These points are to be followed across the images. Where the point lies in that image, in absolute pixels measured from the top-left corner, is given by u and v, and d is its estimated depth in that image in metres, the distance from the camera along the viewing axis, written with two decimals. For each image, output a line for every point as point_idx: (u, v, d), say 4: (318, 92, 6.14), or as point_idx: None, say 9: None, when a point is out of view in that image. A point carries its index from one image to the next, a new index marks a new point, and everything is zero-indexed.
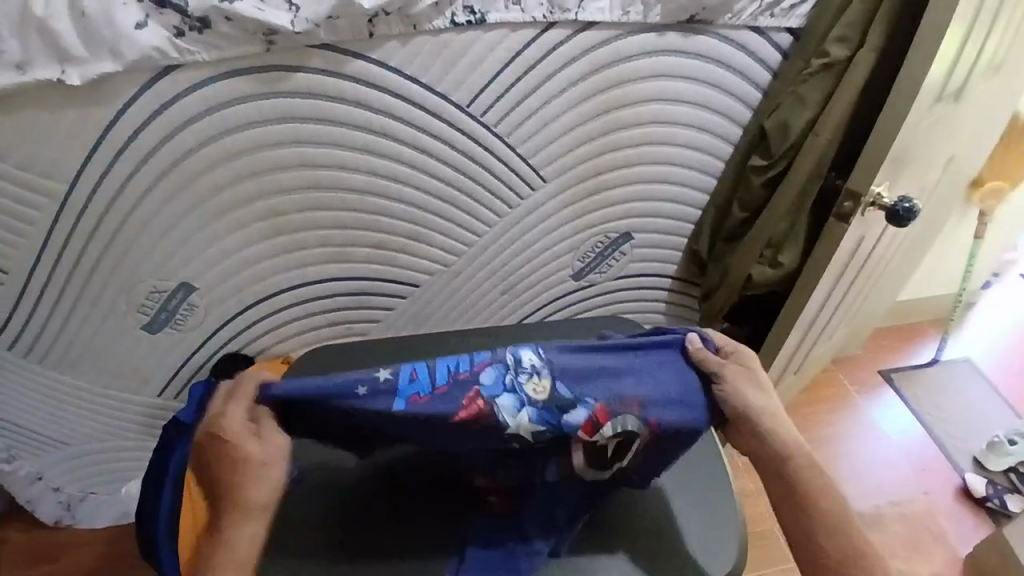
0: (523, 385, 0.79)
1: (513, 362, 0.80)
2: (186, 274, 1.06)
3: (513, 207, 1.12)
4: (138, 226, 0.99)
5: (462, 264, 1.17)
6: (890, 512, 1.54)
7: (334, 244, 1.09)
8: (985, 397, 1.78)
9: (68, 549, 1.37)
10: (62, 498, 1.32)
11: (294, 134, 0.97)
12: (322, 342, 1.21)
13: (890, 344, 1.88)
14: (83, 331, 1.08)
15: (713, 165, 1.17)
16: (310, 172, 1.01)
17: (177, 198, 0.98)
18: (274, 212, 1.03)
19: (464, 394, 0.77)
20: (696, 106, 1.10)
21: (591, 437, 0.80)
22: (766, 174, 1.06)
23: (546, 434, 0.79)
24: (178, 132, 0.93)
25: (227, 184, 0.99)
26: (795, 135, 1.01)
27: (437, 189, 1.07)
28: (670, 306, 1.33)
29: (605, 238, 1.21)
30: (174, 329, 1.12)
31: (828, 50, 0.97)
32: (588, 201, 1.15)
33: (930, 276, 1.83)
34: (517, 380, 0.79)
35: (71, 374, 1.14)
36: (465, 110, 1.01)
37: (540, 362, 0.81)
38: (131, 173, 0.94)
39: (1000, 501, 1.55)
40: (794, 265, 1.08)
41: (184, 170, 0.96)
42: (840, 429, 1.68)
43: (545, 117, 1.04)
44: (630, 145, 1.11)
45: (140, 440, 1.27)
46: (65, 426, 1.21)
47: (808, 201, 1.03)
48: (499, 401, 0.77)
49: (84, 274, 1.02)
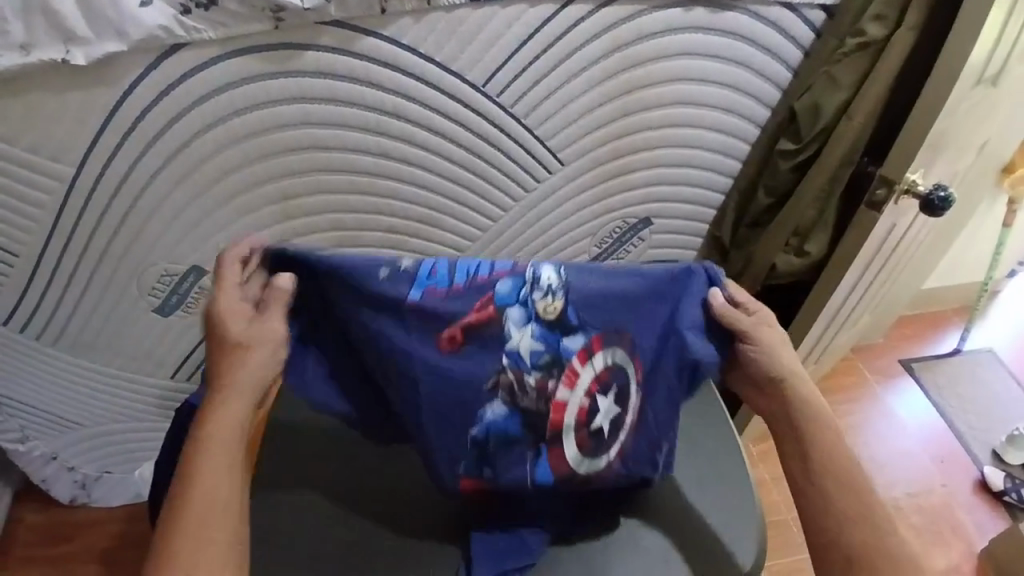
0: (535, 300, 0.74)
1: (531, 276, 0.75)
2: (196, 258, 1.04)
3: (529, 191, 1.09)
4: (147, 210, 0.97)
5: (476, 249, 1.14)
6: (907, 504, 1.52)
7: (345, 227, 1.06)
8: (1008, 388, 1.74)
9: (85, 529, 1.39)
10: (78, 477, 1.34)
11: (305, 114, 0.94)
12: None
13: (911, 333, 1.83)
14: (94, 315, 1.07)
15: (739, 148, 1.12)
16: (320, 154, 0.98)
17: (186, 180, 0.96)
18: (284, 195, 1.01)
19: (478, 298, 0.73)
20: (722, 86, 1.06)
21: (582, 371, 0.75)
22: (794, 158, 1.02)
23: (543, 360, 0.75)
24: (186, 113, 0.90)
25: (237, 166, 0.96)
26: (826, 118, 0.97)
27: (451, 172, 1.04)
28: None
29: (624, 223, 1.18)
30: (185, 313, 1.10)
31: (863, 28, 0.92)
32: (607, 185, 1.12)
33: (955, 263, 1.78)
34: (530, 295, 0.74)
35: (83, 357, 1.13)
36: (481, 90, 0.97)
37: (559, 282, 0.75)
38: (140, 155, 0.92)
39: (1018, 495, 1.52)
40: (821, 254, 1.05)
41: (193, 152, 0.93)
42: (857, 419, 1.65)
43: (563, 99, 1.00)
44: (652, 127, 1.07)
45: (152, 422, 1.27)
46: (79, 408, 1.21)
47: (838, 187, 0.99)
48: (509, 313, 0.74)
49: (94, 257, 1.01)
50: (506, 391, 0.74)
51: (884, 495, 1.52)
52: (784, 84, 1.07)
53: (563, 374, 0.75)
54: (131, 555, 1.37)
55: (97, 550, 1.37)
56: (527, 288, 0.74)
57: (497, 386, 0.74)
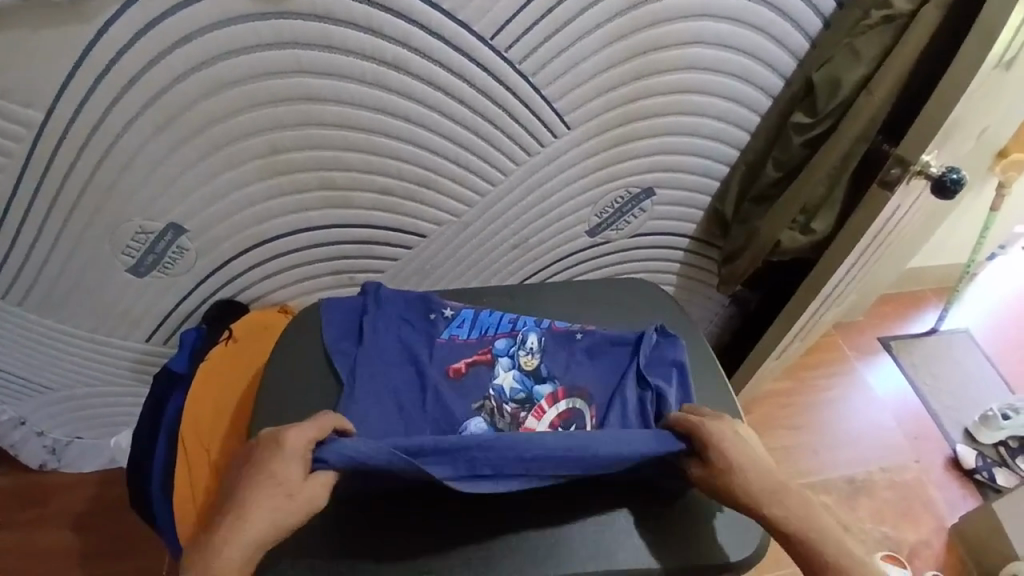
0: (518, 356, 0.91)
1: (519, 338, 0.91)
2: (175, 215, 0.97)
3: (532, 155, 1.04)
4: (122, 161, 0.89)
5: (473, 215, 1.09)
6: (881, 478, 1.56)
7: (337, 188, 1.00)
8: (980, 369, 1.79)
9: (55, 493, 1.34)
10: (47, 441, 1.30)
11: (297, 63, 0.87)
12: (321, 292, 1.14)
13: (891, 311, 1.87)
14: (63, 274, 1.00)
15: (749, 119, 1.09)
16: (312, 107, 0.91)
17: (166, 130, 0.88)
18: (272, 150, 0.94)
19: (479, 347, 0.91)
20: (739, 53, 1.01)
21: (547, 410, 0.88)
22: (808, 133, 0.98)
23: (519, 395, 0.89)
24: (166, 57, 0.82)
25: (221, 117, 0.89)
26: (846, 92, 0.93)
27: (451, 133, 0.99)
28: (687, 267, 1.28)
29: (626, 193, 1.14)
30: (161, 273, 1.04)
31: (891, 1, 0.88)
32: (612, 154, 1.08)
33: (939, 244, 1.80)
34: (516, 352, 0.91)
35: (52, 317, 1.07)
36: (488, 43, 0.91)
37: (540, 346, 0.91)
38: (115, 100, 0.84)
39: (989, 474, 1.57)
40: (826, 232, 1.03)
41: (173, 100, 0.86)
42: (835, 394, 1.69)
43: (574, 58, 0.95)
44: (663, 93, 1.03)
45: (126, 386, 1.21)
46: (49, 370, 1.15)
47: (852, 163, 0.96)
48: (499, 361, 0.90)
49: (64, 212, 0.93)
50: (489, 413, 0.87)
51: (861, 469, 1.57)
52: (801, 54, 1.03)
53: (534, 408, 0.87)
54: (105, 520, 1.33)
55: (69, 516, 1.32)
56: (518, 346, 0.91)
57: (481, 409, 0.87)
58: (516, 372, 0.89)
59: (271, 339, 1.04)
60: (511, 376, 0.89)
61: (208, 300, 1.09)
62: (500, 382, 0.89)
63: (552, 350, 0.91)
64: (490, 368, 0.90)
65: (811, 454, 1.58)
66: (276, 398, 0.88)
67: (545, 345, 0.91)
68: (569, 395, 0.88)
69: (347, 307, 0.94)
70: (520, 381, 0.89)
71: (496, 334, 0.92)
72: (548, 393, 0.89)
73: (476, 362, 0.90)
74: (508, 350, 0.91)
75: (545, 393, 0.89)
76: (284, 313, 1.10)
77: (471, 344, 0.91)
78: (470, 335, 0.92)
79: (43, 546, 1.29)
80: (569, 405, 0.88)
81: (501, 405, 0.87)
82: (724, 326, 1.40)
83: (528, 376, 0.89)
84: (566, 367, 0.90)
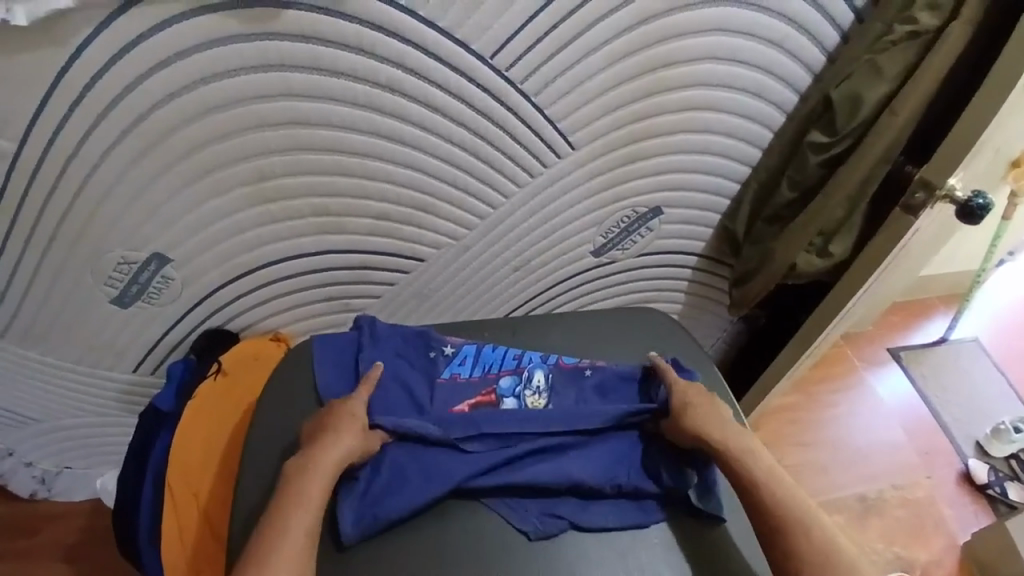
0: (524, 396, 0.87)
1: (525, 376, 0.88)
2: (159, 244, 0.92)
3: (535, 176, 0.99)
4: (101, 191, 0.84)
5: (473, 238, 1.04)
6: (892, 496, 1.52)
7: (330, 213, 0.95)
8: (991, 379, 1.75)
9: (45, 525, 1.29)
10: (36, 472, 1.25)
11: (285, 86, 0.81)
12: (315, 319, 1.09)
13: (900, 320, 1.83)
14: (42, 306, 0.95)
15: (762, 135, 1.04)
16: (302, 130, 0.86)
17: (147, 158, 0.83)
18: (260, 176, 0.89)
19: (482, 387, 0.87)
20: (752, 67, 0.96)
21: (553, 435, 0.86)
22: (826, 153, 0.93)
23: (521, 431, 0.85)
24: (145, 81, 0.76)
25: (206, 143, 0.84)
26: (867, 111, 0.88)
27: (450, 155, 0.94)
28: (694, 286, 1.23)
29: (633, 212, 1.09)
30: (147, 303, 0.99)
31: (915, 16, 0.83)
32: (619, 173, 1.03)
33: (950, 252, 1.76)
34: (522, 391, 0.88)
35: (33, 349, 1.01)
36: (489, 62, 0.86)
37: (546, 384, 0.88)
38: (91, 127, 0.78)
39: (1001, 489, 1.53)
40: (844, 256, 0.98)
41: (153, 126, 0.80)
42: (844, 408, 1.65)
43: (579, 76, 0.90)
44: (672, 110, 0.98)
45: (115, 416, 1.16)
46: (34, 402, 1.10)
47: (873, 186, 0.91)
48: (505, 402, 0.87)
49: (42, 243, 0.88)
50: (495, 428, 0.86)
51: (871, 487, 1.53)
52: (817, 68, 0.98)
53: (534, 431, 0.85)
54: (96, 552, 1.28)
55: (60, 548, 1.28)
56: (524, 385, 0.88)
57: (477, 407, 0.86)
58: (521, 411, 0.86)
59: (265, 369, 1.00)
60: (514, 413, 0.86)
61: (197, 329, 1.04)
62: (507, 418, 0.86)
63: (559, 388, 0.88)
64: (494, 408, 0.86)
65: (821, 470, 1.54)
66: (268, 442, 0.83)
67: (551, 383, 0.88)
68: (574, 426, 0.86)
69: (341, 345, 0.89)
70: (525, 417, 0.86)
71: (501, 371, 0.89)
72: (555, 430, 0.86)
73: (479, 403, 0.86)
74: (513, 389, 0.87)
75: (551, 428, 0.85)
76: (277, 342, 1.05)
77: (474, 385, 0.87)
78: (472, 373, 0.88)
79: None
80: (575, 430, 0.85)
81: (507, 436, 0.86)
82: (732, 344, 1.36)
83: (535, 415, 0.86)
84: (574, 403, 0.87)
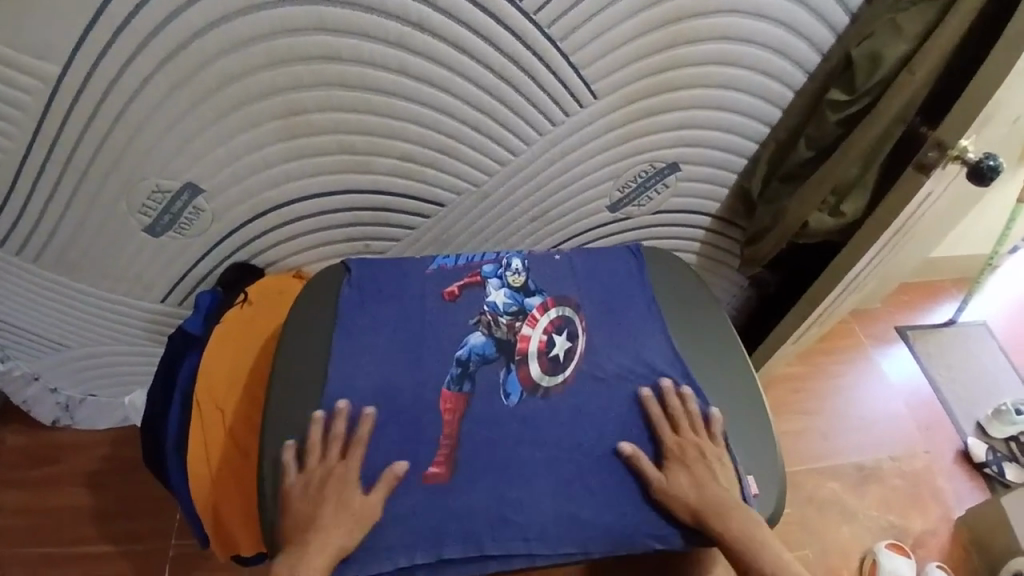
0: (506, 278, 0.93)
1: (502, 260, 0.94)
2: (192, 176, 0.95)
3: (556, 125, 1.02)
4: (139, 119, 0.88)
5: (493, 185, 1.07)
6: (890, 467, 1.55)
7: (354, 151, 0.98)
8: (995, 360, 1.77)
9: (68, 452, 1.35)
10: (61, 399, 1.30)
11: (318, 20, 0.84)
12: (337, 258, 1.13)
13: (910, 299, 1.85)
14: (78, 233, 0.99)
15: (782, 95, 1.06)
16: (331, 67, 0.88)
17: (182, 88, 0.86)
18: (290, 111, 0.92)
19: (455, 281, 0.92)
20: (775, 24, 0.98)
21: (541, 348, 0.87)
22: (842, 111, 0.95)
23: (521, 393, 0.85)
24: (184, 10, 0.79)
25: (239, 75, 0.87)
26: (886, 70, 0.90)
27: (475, 99, 0.96)
28: (706, 246, 1.25)
29: (652, 167, 1.11)
30: (177, 234, 1.02)
31: None
32: (639, 125, 1.05)
33: (964, 234, 1.76)
34: (504, 275, 0.93)
35: (67, 275, 1.06)
36: (517, 6, 0.87)
37: (524, 268, 0.94)
38: (132, 55, 0.82)
39: (998, 468, 1.55)
40: (856, 215, 1.00)
41: (191, 56, 0.83)
42: (847, 379, 1.68)
43: (602, 26, 0.92)
44: (695, 64, 0.99)
45: (141, 346, 1.21)
46: (64, 327, 1.15)
47: (888, 145, 0.93)
48: (491, 301, 0.90)
49: (80, 171, 0.92)
50: (485, 326, 0.88)
51: (870, 457, 1.56)
52: (840, 28, 1.00)
53: (519, 340, 0.88)
54: (117, 480, 1.33)
55: (82, 473, 1.33)
56: (504, 268, 0.93)
57: (478, 322, 0.88)
58: (506, 289, 0.91)
59: (286, 300, 1.03)
60: (501, 294, 0.91)
61: (224, 262, 1.08)
62: (493, 299, 0.90)
63: (538, 268, 0.94)
64: (481, 289, 0.91)
65: (820, 439, 1.57)
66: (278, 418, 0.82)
67: (528, 265, 0.94)
68: (558, 304, 0.91)
69: (356, 342, 0.86)
70: (511, 297, 0.91)
71: (483, 260, 0.94)
72: (538, 303, 0.91)
73: (468, 284, 0.91)
74: (496, 272, 0.93)
75: (535, 305, 0.91)
76: (297, 277, 1.09)
77: (462, 270, 0.93)
78: (457, 262, 0.94)
79: (54, 503, 1.29)
80: (559, 313, 0.90)
81: (495, 318, 0.89)
82: (741, 308, 1.39)
83: (517, 292, 0.92)
84: (553, 283, 0.93)
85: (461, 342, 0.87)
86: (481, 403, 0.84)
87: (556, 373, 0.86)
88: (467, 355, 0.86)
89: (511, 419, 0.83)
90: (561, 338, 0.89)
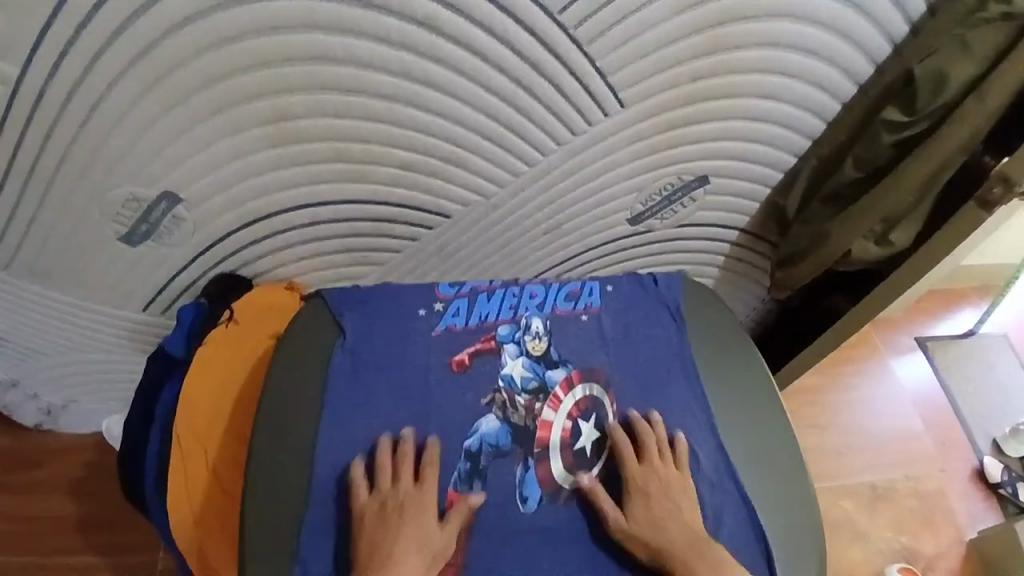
0: (525, 341, 0.85)
1: (523, 323, 0.86)
2: (170, 183, 0.85)
3: (577, 135, 0.91)
4: (110, 122, 0.77)
5: (503, 197, 0.97)
6: (904, 487, 1.50)
7: (351, 159, 0.88)
8: (1016, 373, 1.70)
9: (52, 457, 1.27)
10: (43, 404, 1.22)
11: (310, 14, 0.73)
12: (333, 269, 1.03)
13: (933, 307, 1.77)
14: (48, 241, 0.90)
15: (828, 107, 0.96)
16: (325, 67, 0.78)
17: (158, 89, 0.76)
18: (278, 115, 0.81)
19: (470, 344, 0.84)
20: (829, 27, 0.87)
21: (566, 439, 0.81)
22: (899, 133, 0.86)
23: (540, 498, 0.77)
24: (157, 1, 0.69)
25: (221, 75, 0.76)
26: (953, 90, 0.80)
27: (489, 106, 0.86)
28: (732, 259, 1.16)
29: (679, 179, 1.01)
30: (156, 244, 0.93)
31: None
32: (669, 137, 0.94)
33: (996, 242, 1.67)
34: (523, 338, 0.86)
35: (40, 284, 0.97)
36: (540, 3, 0.77)
37: (545, 329, 0.87)
38: (100, 52, 0.72)
39: (1013, 490, 1.50)
40: (904, 245, 0.92)
41: (167, 53, 0.73)
42: (864, 391, 1.61)
43: (634, 28, 0.81)
44: (736, 70, 0.89)
45: (124, 354, 1.12)
46: (39, 335, 1.06)
47: (946, 174, 0.84)
48: (508, 373, 0.83)
49: (47, 177, 0.82)
50: (500, 408, 0.81)
51: (883, 475, 1.51)
52: (898, 37, 0.90)
53: (540, 430, 0.81)
54: (103, 488, 1.26)
55: (67, 480, 1.26)
56: (523, 331, 0.86)
57: (491, 403, 0.81)
58: (524, 360, 0.84)
59: (278, 316, 0.95)
60: (520, 363, 0.84)
61: (208, 272, 0.99)
62: (509, 372, 0.83)
63: (560, 333, 0.86)
64: (496, 356, 0.84)
65: (835, 455, 1.52)
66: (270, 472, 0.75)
67: (550, 329, 0.87)
68: (584, 381, 0.84)
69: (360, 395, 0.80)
70: (530, 369, 0.84)
71: (498, 320, 0.86)
72: (562, 378, 0.84)
73: (482, 352, 0.84)
74: (512, 336, 0.85)
75: (558, 380, 0.83)
76: (290, 289, 1.01)
77: (474, 333, 0.85)
78: (468, 322, 0.86)
79: (39, 512, 1.23)
80: (585, 393, 0.83)
81: (512, 397, 0.82)
82: (761, 321, 1.30)
83: (537, 363, 0.84)
84: (578, 352, 0.86)
85: (472, 428, 0.80)
86: (495, 501, 0.77)
87: (579, 471, 0.79)
88: (477, 446, 0.79)
89: (528, 525, 0.76)
90: (587, 425, 0.82)
